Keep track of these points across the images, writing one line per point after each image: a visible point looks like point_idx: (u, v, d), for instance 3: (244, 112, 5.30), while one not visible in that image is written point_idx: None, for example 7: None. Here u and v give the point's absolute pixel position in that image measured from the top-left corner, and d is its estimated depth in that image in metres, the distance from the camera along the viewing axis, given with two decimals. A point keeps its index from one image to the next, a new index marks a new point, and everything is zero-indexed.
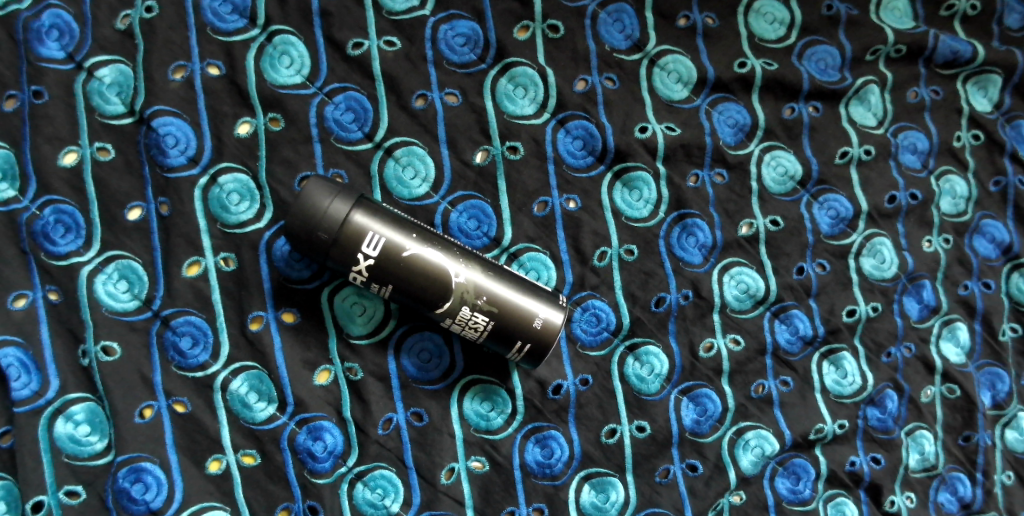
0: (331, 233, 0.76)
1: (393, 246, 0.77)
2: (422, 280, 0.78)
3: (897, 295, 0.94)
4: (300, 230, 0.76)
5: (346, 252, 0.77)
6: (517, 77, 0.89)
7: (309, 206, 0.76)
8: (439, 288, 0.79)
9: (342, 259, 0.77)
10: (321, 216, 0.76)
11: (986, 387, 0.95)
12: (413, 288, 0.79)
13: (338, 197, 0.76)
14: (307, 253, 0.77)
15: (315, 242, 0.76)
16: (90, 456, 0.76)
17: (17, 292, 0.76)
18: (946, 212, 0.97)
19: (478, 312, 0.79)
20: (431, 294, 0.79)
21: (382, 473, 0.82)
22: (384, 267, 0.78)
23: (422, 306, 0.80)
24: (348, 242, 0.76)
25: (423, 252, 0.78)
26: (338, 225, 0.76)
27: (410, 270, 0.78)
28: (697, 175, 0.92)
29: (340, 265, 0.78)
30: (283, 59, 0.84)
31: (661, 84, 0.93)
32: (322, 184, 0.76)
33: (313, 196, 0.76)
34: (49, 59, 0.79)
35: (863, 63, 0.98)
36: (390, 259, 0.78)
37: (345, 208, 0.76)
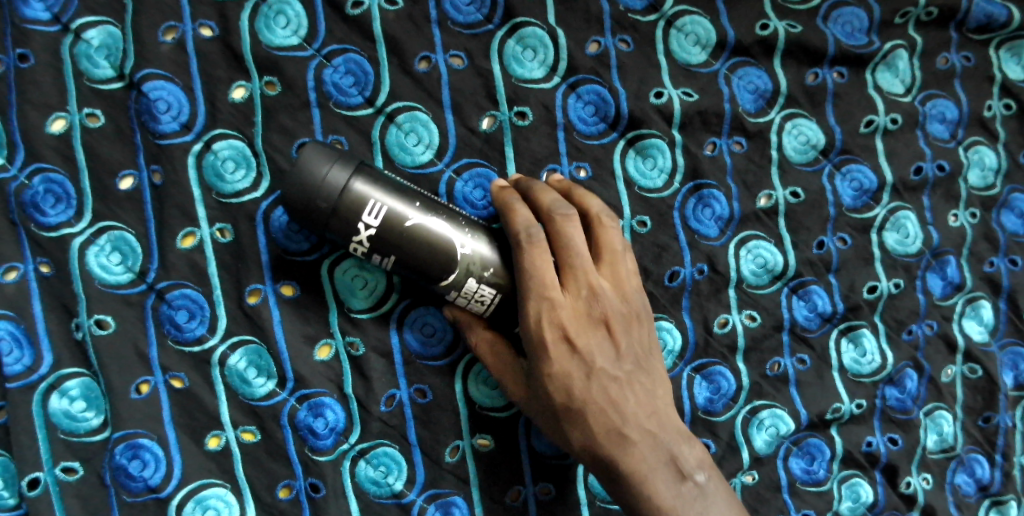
0: (332, 202, 0.72)
1: (395, 213, 0.74)
2: (426, 253, 0.75)
3: (920, 272, 0.91)
4: (297, 200, 0.72)
5: (346, 222, 0.73)
6: (526, 38, 0.85)
7: (307, 173, 0.72)
8: (445, 261, 0.75)
9: (341, 229, 0.73)
10: (319, 184, 0.72)
11: (1008, 368, 0.93)
12: (417, 260, 0.75)
13: (337, 165, 0.72)
14: (306, 223, 0.73)
15: (313, 210, 0.72)
16: (86, 432, 0.74)
17: (7, 264, 0.73)
18: (974, 185, 0.95)
19: (484, 285, 0.76)
20: (436, 267, 0.75)
21: (384, 451, 0.80)
22: (386, 239, 0.74)
23: (425, 279, 0.76)
24: (347, 212, 0.73)
25: (426, 222, 0.75)
26: (338, 194, 0.72)
27: (414, 240, 0.74)
28: (714, 143, 0.88)
29: (340, 237, 0.74)
30: (279, 20, 0.80)
31: (678, 48, 0.89)
32: (320, 150, 0.73)
33: (310, 162, 0.72)
34: (34, 20, 0.75)
35: (892, 26, 0.95)
36: (392, 230, 0.74)
37: (346, 177, 0.72)
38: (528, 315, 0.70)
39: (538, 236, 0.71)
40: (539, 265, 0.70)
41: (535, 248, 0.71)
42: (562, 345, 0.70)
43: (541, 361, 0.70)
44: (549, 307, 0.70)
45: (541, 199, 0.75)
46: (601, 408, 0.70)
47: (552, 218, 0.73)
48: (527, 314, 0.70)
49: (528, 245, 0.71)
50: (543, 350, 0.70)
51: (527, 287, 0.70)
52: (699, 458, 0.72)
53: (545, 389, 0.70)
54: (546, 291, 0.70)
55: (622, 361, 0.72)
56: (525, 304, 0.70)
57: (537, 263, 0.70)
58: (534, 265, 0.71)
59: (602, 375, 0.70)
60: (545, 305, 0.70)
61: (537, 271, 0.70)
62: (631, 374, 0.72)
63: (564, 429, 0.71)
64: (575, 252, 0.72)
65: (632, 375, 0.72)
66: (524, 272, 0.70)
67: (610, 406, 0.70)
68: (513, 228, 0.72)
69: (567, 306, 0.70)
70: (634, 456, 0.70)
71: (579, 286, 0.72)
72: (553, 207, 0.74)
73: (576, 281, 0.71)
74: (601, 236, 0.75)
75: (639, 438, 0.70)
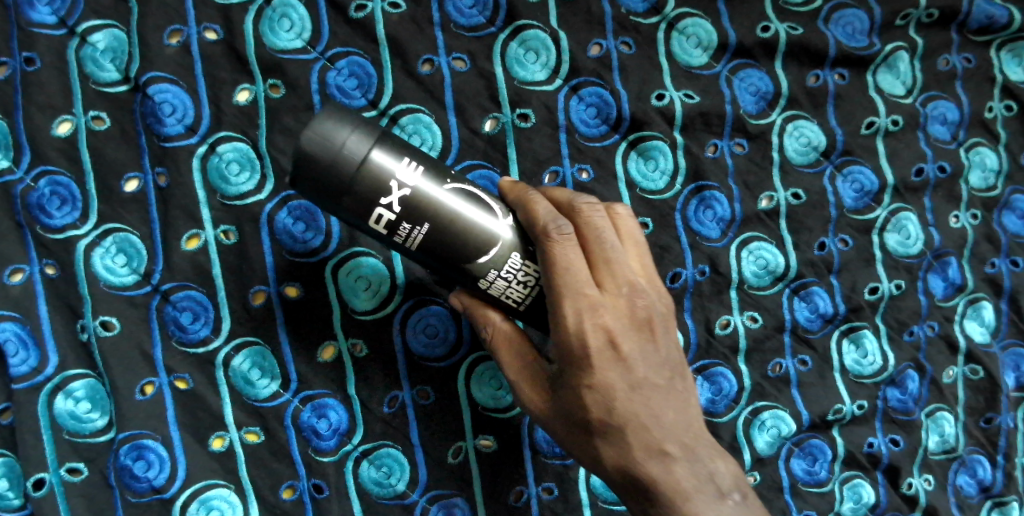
0: (348, 175, 0.65)
1: (420, 190, 0.67)
2: (453, 237, 0.68)
3: (921, 273, 0.92)
4: (310, 172, 0.65)
5: (362, 200, 0.66)
6: (528, 41, 0.85)
7: (322, 141, 0.65)
8: (474, 247, 0.68)
9: (356, 206, 0.66)
10: (334, 155, 0.65)
11: (1010, 369, 0.94)
12: (440, 244, 0.68)
13: (356, 133, 0.65)
14: (314, 198, 0.66)
15: (325, 183, 0.65)
16: (91, 433, 0.74)
17: (13, 266, 0.74)
18: (976, 186, 0.96)
19: (522, 276, 0.69)
20: (463, 254, 0.68)
21: (387, 451, 0.80)
22: (409, 221, 0.67)
23: (448, 268, 0.69)
24: (365, 187, 0.66)
25: (451, 202, 0.68)
26: (355, 165, 0.65)
27: (438, 221, 0.67)
28: (716, 144, 0.89)
29: (354, 216, 0.67)
30: (283, 23, 0.81)
31: (680, 49, 0.89)
32: (336, 113, 0.66)
33: (325, 127, 0.65)
34: (40, 23, 0.76)
35: (892, 28, 0.96)
36: (415, 210, 0.67)
37: (365, 146, 0.65)
38: (562, 315, 0.65)
39: (568, 231, 0.66)
40: (573, 261, 0.66)
41: (567, 244, 0.66)
42: (603, 348, 0.65)
43: (580, 368, 0.65)
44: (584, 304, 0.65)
45: (562, 197, 0.71)
46: (641, 422, 0.65)
47: (575, 211, 0.69)
48: (562, 314, 0.65)
49: (559, 239, 0.66)
50: (584, 357, 0.65)
51: (561, 286, 0.65)
52: (734, 475, 0.67)
53: (581, 398, 0.65)
54: (581, 290, 0.65)
55: (659, 367, 0.67)
56: (558, 303, 0.65)
57: (571, 258, 0.66)
58: (569, 261, 0.66)
59: (643, 383, 0.66)
60: (582, 304, 0.65)
61: (571, 267, 0.66)
62: (670, 381, 0.67)
63: (596, 443, 0.66)
64: (608, 244, 0.68)
65: (672, 384, 0.67)
66: (557, 269, 0.65)
67: (651, 419, 0.65)
68: (536, 221, 0.67)
69: (602, 305, 0.66)
70: (675, 474, 0.65)
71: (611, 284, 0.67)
72: (576, 201, 0.70)
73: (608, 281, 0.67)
74: (627, 229, 0.70)
75: (680, 453, 0.66)
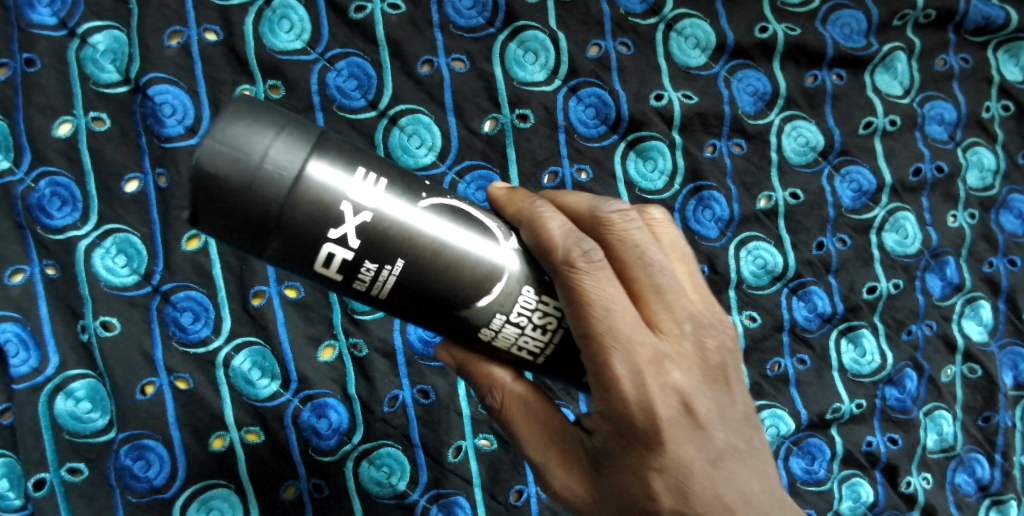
0: (274, 197, 0.54)
1: (379, 210, 0.56)
2: (424, 265, 0.57)
3: (919, 272, 0.92)
4: (229, 196, 0.53)
5: (300, 226, 0.54)
6: (527, 42, 0.85)
7: (237, 155, 0.53)
8: (447, 275, 0.57)
9: (293, 235, 0.55)
10: (257, 171, 0.53)
11: (1008, 367, 0.94)
12: (420, 280, 0.57)
13: (280, 141, 0.54)
14: (230, 230, 0.54)
15: (245, 210, 0.54)
16: (92, 433, 0.74)
17: (14, 266, 0.74)
18: (973, 186, 0.97)
19: (538, 319, 0.59)
20: (437, 285, 0.57)
21: (387, 451, 0.80)
22: (369, 251, 0.56)
23: (430, 309, 0.58)
24: (303, 210, 0.54)
25: (419, 219, 0.57)
26: (280, 182, 0.54)
27: (419, 251, 0.57)
28: (714, 145, 0.89)
29: (292, 248, 0.55)
30: (282, 24, 0.81)
31: (677, 50, 0.90)
32: (250, 113, 0.54)
33: (241, 135, 0.53)
34: (41, 25, 0.76)
35: (890, 28, 0.97)
36: (374, 236, 0.56)
37: (291, 154, 0.54)
38: (614, 372, 0.55)
39: (601, 260, 0.57)
40: (618, 302, 0.56)
41: (606, 277, 0.56)
42: (678, 415, 0.56)
43: (649, 447, 0.56)
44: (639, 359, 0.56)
45: (579, 208, 0.62)
46: (722, 500, 0.56)
47: (603, 222, 0.60)
48: (614, 372, 0.55)
49: (589, 268, 0.56)
50: (649, 425, 0.56)
51: (607, 335, 0.55)
52: None
53: (650, 485, 0.56)
54: (633, 338, 0.56)
55: (734, 428, 0.58)
56: (607, 358, 0.55)
57: (613, 296, 0.56)
58: (612, 300, 0.56)
59: (723, 455, 0.57)
60: (635, 356, 0.56)
61: (615, 309, 0.56)
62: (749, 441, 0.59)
63: None
64: (658, 267, 0.59)
65: (751, 443, 0.59)
66: (596, 313, 0.56)
67: (735, 498, 0.57)
68: (552, 248, 0.57)
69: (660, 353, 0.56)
70: None
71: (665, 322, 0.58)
72: (599, 208, 0.61)
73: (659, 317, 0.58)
74: (668, 235, 0.64)
75: None
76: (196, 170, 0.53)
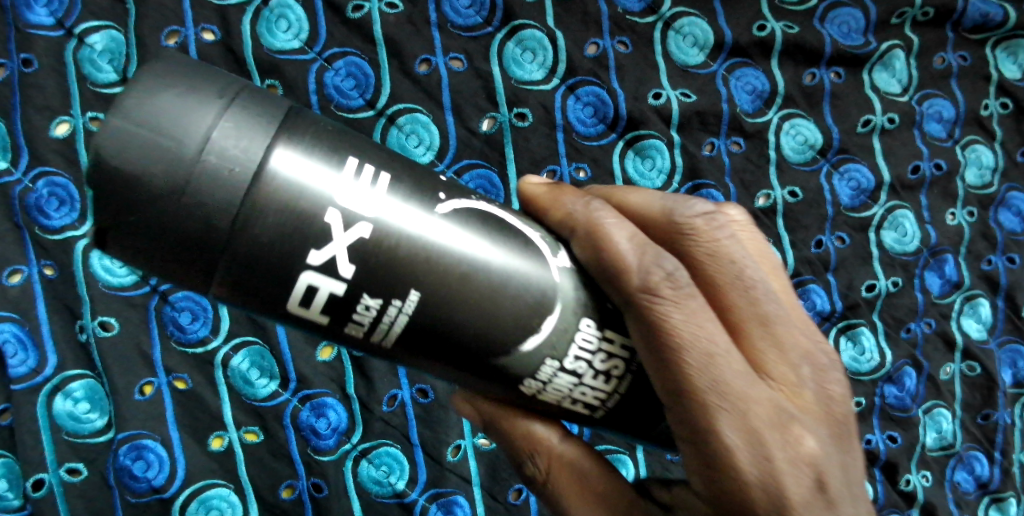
0: (219, 197, 0.46)
1: (379, 220, 0.50)
2: (430, 285, 0.50)
3: (918, 270, 0.92)
4: (165, 199, 0.46)
5: (253, 237, 0.47)
6: (525, 40, 0.85)
7: (169, 147, 0.46)
8: (450, 293, 0.51)
9: (251, 251, 0.48)
10: (192, 165, 0.46)
11: (1006, 365, 0.94)
12: (439, 312, 0.51)
13: (225, 122, 0.47)
14: (153, 245, 0.47)
15: (183, 225, 0.46)
16: (91, 433, 0.74)
17: (12, 267, 0.74)
18: (971, 184, 0.97)
19: (600, 365, 0.54)
20: (444, 309, 0.51)
21: (385, 450, 0.80)
22: (367, 274, 0.49)
23: (447, 345, 0.51)
24: (260, 217, 0.47)
25: (416, 221, 0.50)
26: (223, 176, 0.46)
27: (439, 274, 0.50)
28: (712, 143, 0.89)
29: (247, 263, 0.48)
30: (280, 23, 0.81)
31: (675, 48, 0.90)
32: (177, 78, 0.47)
33: (177, 118, 0.46)
34: (39, 25, 0.76)
35: (888, 26, 0.97)
36: (374, 255, 0.49)
37: (236, 135, 0.47)
38: (720, 430, 0.50)
39: (689, 287, 0.52)
40: (718, 343, 0.51)
41: (697, 308, 0.51)
42: (811, 494, 0.51)
43: None
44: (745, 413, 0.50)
45: (652, 211, 0.57)
46: None
47: (690, 236, 0.56)
48: (719, 430, 0.50)
49: (676, 304, 0.51)
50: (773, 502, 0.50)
51: (707, 390, 0.50)
52: None
53: None
54: (743, 392, 0.51)
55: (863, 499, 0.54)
56: (712, 419, 0.50)
57: (714, 339, 0.51)
58: (711, 341, 0.51)
59: None
60: (747, 417, 0.50)
61: (715, 356, 0.51)
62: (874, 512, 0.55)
63: None
64: (761, 291, 0.54)
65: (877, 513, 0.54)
66: (697, 363, 0.50)
67: None
68: (626, 281, 0.52)
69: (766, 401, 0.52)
70: None
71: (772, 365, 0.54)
72: (676, 213, 0.56)
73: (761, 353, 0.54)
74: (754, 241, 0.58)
75: None
76: (100, 158, 0.45)
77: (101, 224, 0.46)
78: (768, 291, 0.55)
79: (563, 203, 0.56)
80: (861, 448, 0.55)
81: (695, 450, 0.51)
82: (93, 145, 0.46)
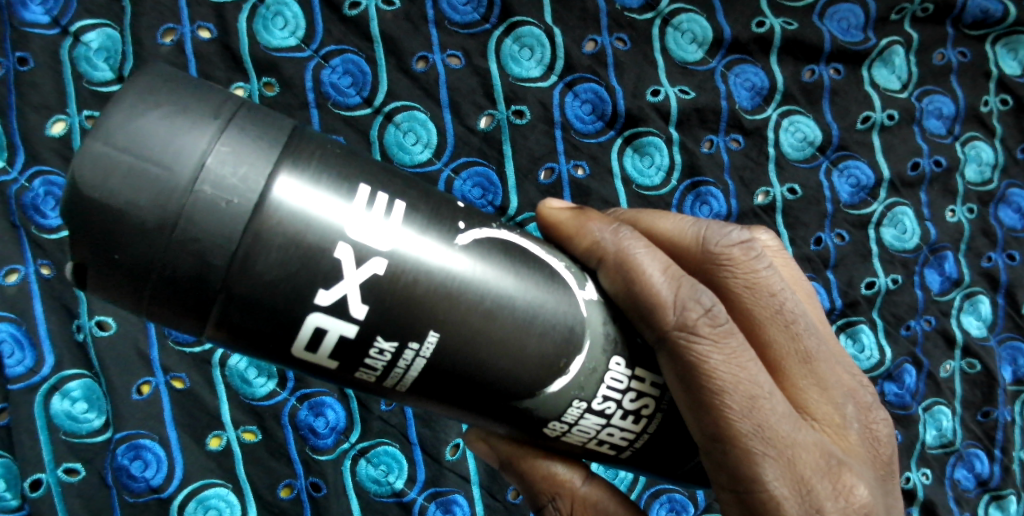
0: (215, 230, 0.46)
1: (395, 254, 0.49)
2: (448, 323, 0.50)
3: (917, 267, 0.92)
4: (157, 236, 0.45)
5: (252, 274, 0.47)
6: (522, 37, 0.85)
7: (160, 179, 0.45)
8: (465, 329, 0.50)
9: (248, 290, 0.47)
10: (185, 197, 0.45)
11: (1007, 363, 0.94)
12: (459, 354, 0.50)
13: (221, 147, 0.46)
14: (143, 283, 0.46)
15: (177, 265, 0.46)
16: (89, 432, 0.74)
17: (9, 266, 0.73)
18: (971, 181, 0.97)
19: (630, 404, 0.55)
20: (459, 347, 0.50)
21: (384, 449, 0.80)
22: (383, 314, 0.49)
23: (464, 386, 0.51)
24: (260, 252, 0.46)
25: (429, 253, 0.50)
26: (219, 207, 0.46)
27: (460, 313, 0.50)
28: (711, 140, 0.89)
29: (244, 301, 0.47)
30: (277, 21, 0.80)
31: (674, 45, 0.89)
32: (163, 97, 0.46)
33: (169, 146, 0.45)
34: (34, 23, 0.76)
35: (887, 22, 0.97)
36: (390, 293, 0.49)
37: (233, 161, 0.46)
38: (764, 476, 0.51)
39: (727, 324, 0.53)
40: (762, 384, 0.52)
41: (736, 347, 0.52)
42: None
43: None
44: (789, 457, 0.52)
45: (686, 239, 0.59)
46: None
47: (729, 271, 0.58)
48: (763, 476, 0.51)
49: (717, 343, 0.52)
50: None
51: (750, 434, 0.51)
52: None
53: None
54: (790, 436, 0.52)
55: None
56: (758, 466, 0.51)
57: (758, 379, 0.52)
58: (753, 382, 0.52)
59: None
60: (789, 458, 0.52)
61: (759, 398, 0.52)
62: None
63: None
64: (801, 326, 0.57)
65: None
66: (743, 407, 0.51)
67: None
68: (664, 319, 0.53)
69: (811, 445, 0.53)
70: None
71: (811, 401, 0.56)
72: (711, 242, 0.58)
73: (799, 388, 0.56)
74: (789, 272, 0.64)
75: None
76: (84, 187, 0.45)
77: (80, 261, 0.46)
78: (808, 325, 0.57)
79: (589, 228, 0.56)
80: (889, 474, 0.58)
81: (736, 497, 0.52)
82: (70, 171, 0.45)
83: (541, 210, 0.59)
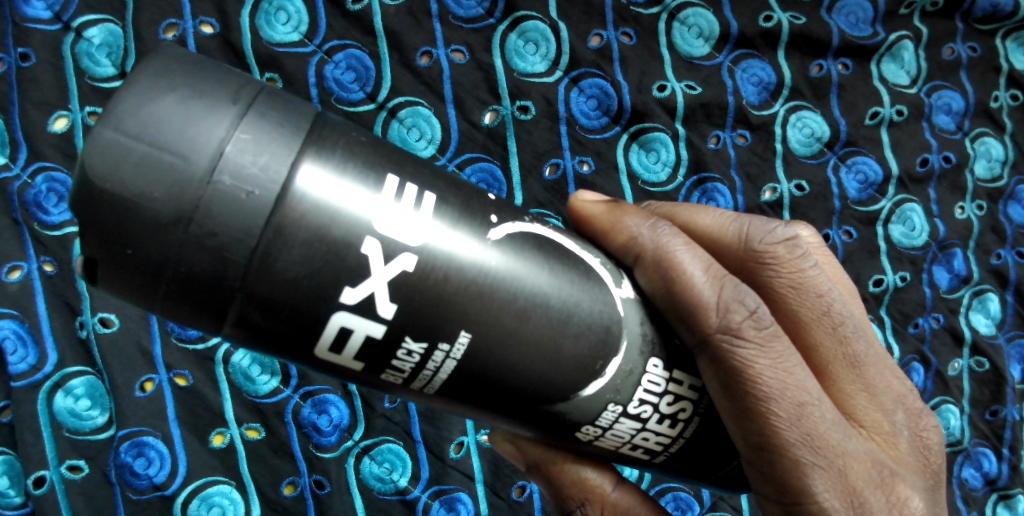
0: (235, 225, 0.45)
1: (429, 250, 0.48)
2: (484, 323, 0.49)
3: (926, 265, 0.91)
4: (172, 231, 0.44)
5: (271, 268, 0.46)
6: (527, 32, 0.84)
7: (173, 168, 0.44)
8: (499, 328, 0.50)
9: (267, 285, 0.46)
10: (199, 188, 0.44)
11: (1016, 361, 0.93)
12: (494, 355, 0.50)
13: (240, 133, 0.45)
14: (158, 282, 0.46)
15: (195, 263, 0.45)
16: (91, 430, 0.74)
17: (11, 263, 0.73)
18: (981, 177, 0.96)
19: (667, 408, 0.54)
20: (491, 347, 0.50)
21: (388, 447, 0.80)
22: (419, 314, 0.48)
23: (494, 387, 0.51)
24: (281, 247, 0.46)
25: (459, 248, 0.49)
26: (239, 198, 0.45)
27: (495, 313, 0.50)
28: (718, 136, 0.88)
29: (261, 298, 0.46)
30: (279, 16, 0.79)
31: (681, 40, 0.89)
32: (178, 82, 0.45)
33: (182, 130, 0.44)
34: (36, 19, 0.75)
35: (897, 17, 0.96)
36: (425, 293, 0.48)
37: (253, 150, 0.45)
38: (813, 487, 0.51)
39: (771, 327, 0.52)
40: (809, 390, 0.52)
41: (781, 351, 0.52)
42: None
43: None
44: (839, 467, 0.51)
45: (726, 236, 0.59)
46: None
47: (773, 270, 0.57)
48: (811, 486, 0.51)
49: (759, 347, 0.52)
50: None
51: (794, 442, 0.51)
52: None
53: None
54: (839, 445, 0.52)
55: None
56: (805, 476, 0.51)
57: (803, 384, 0.52)
58: (800, 388, 0.52)
59: None
60: (836, 467, 0.51)
61: (806, 406, 0.51)
62: None
63: None
64: (848, 329, 0.57)
65: None
66: (788, 413, 0.51)
67: None
68: (707, 322, 0.52)
69: (861, 454, 0.52)
70: None
71: (859, 408, 0.56)
72: (754, 241, 0.58)
73: (846, 393, 0.56)
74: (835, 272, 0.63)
75: None
76: (95, 180, 0.44)
77: (93, 254, 0.45)
78: (855, 328, 0.57)
79: (625, 223, 0.56)
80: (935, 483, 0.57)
81: (783, 506, 0.52)
82: (82, 159, 0.44)
83: (576, 204, 0.58)
